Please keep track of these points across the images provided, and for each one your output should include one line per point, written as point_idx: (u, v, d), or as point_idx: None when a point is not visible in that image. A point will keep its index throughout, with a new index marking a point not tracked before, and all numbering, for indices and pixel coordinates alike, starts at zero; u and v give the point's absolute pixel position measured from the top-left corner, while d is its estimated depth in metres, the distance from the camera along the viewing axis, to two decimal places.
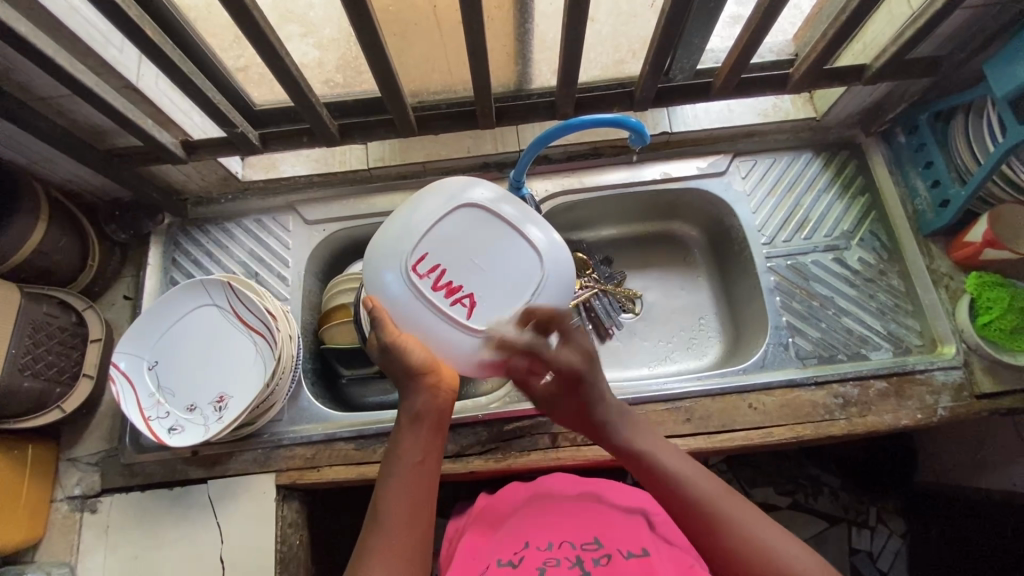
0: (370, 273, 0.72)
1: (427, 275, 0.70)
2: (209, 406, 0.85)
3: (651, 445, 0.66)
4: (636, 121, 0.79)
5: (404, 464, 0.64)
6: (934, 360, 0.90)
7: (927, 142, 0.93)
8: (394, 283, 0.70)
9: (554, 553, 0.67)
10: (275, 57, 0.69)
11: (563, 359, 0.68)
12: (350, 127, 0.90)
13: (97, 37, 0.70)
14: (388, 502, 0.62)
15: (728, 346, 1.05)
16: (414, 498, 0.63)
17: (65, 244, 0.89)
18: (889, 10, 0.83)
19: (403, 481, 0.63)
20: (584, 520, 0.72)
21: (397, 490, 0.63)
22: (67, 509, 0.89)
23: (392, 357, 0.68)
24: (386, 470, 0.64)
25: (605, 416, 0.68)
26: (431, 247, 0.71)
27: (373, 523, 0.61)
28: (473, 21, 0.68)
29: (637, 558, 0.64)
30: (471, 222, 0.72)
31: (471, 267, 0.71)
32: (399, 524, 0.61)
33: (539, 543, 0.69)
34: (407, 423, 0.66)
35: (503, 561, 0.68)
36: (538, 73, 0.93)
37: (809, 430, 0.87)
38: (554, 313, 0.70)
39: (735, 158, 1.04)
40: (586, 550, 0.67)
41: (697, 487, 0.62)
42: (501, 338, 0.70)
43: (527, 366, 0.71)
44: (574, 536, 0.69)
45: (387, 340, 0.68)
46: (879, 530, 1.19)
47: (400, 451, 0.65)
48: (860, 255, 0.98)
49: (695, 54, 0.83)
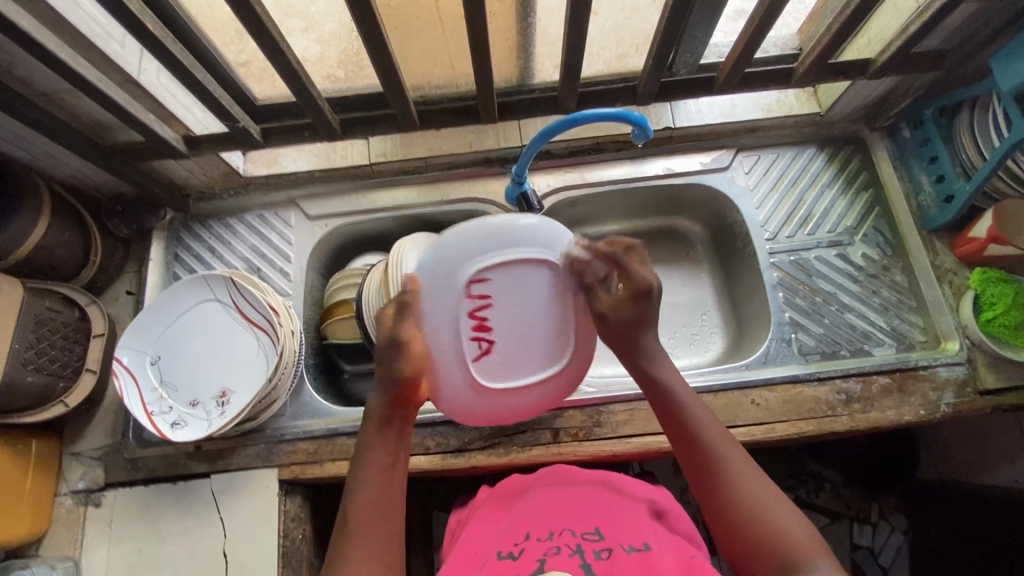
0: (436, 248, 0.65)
1: (473, 302, 0.65)
2: (211, 401, 0.85)
3: (684, 393, 0.67)
4: (639, 116, 0.82)
5: (372, 469, 0.63)
6: (937, 356, 0.89)
7: (932, 137, 0.92)
8: (445, 284, 0.64)
9: (554, 542, 0.66)
10: (277, 52, 0.69)
11: (642, 275, 0.66)
12: (352, 122, 0.90)
13: (98, 31, 0.70)
14: (359, 506, 0.61)
15: (730, 342, 1.05)
16: (383, 501, 0.62)
17: (67, 240, 0.89)
18: (893, 4, 0.82)
19: (373, 485, 0.62)
20: (586, 511, 0.71)
21: (367, 494, 0.61)
22: (71, 503, 0.89)
23: (386, 360, 0.63)
24: (354, 476, 0.63)
25: (647, 346, 0.68)
26: (492, 277, 0.66)
27: (346, 527, 0.61)
28: (475, 15, 0.68)
29: (638, 551, 0.63)
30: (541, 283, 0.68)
31: (513, 318, 0.68)
32: (370, 525, 0.60)
33: (539, 535, 0.68)
34: (376, 428, 0.64)
35: (503, 552, 0.67)
36: (540, 68, 0.92)
37: (812, 426, 0.87)
38: (615, 249, 0.66)
39: (738, 153, 1.03)
40: (586, 540, 0.66)
41: (710, 437, 0.64)
42: (591, 240, 0.68)
43: (602, 274, 0.68)
44: (576, 527, 0.68)
45: (398, 338, 0.62)
46: (880, 526, 1.20)
47: (370, 454, 0.63)
48: (863, 251, 0.98)
49: (699, 49, 0.83)
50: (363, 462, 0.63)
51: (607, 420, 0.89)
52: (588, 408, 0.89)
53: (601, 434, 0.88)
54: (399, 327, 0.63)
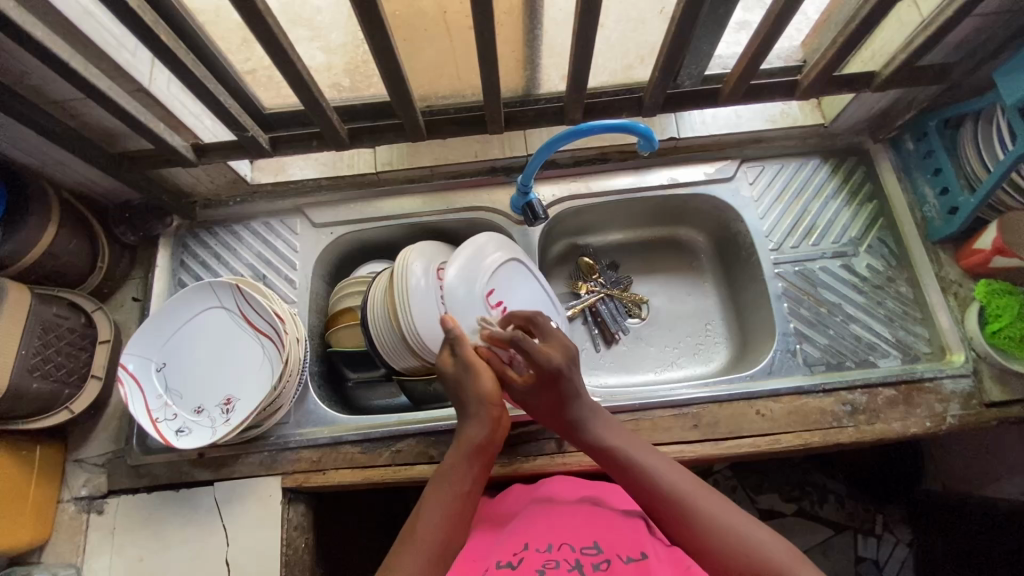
0: (448, 290, 0.87)
1: (488, 305, 0.89)
2: (216, 408, 0.85)
3: (630, 450, 0.69)
4: (645, 127, 0.82)
5: (455, 487, 0.67)
6: (943, 368, 0.89)
7: (935, 149, 0.93)
8: (468, 303, 0.87)
9: (552, 556, 0.66)
10: (286, 61, 0.70)
11: (539, 356, 0.70)
12: (359, 131, 0.91)
13: (111, 41, 0.71)
14: (440, 518, 0.64)
15: (734, 352, 1.05)
16: (461, 518, 0.66)
17: (75, 246, 0.89)
18: (899, 18, 0.83)
19: (457, 499, 0.66)
20: (584, 524, 0.71)
21: (445, 508, 0.65)
22: (73, 510, 0.89)
23: (467, 377, 0.73)
24: (443, 490, 0.67)
25: (581, 415, 0.72)
26: (495, 284, 0.91)
27: (421, 529, 0.63)
28: (484, 27, 0.68)
29: (636, 563, 0.64)
30: (515, 274, 0.95)
31: (515, 307, 0.93)
32: (443, 534, 0.64)
33: (538, 545, 0.68)
34: (466, 452, 0.70)
35: (502, 562, 0.66)
36: (546, 79, 0.94)
37: (816, 437, 0.87)
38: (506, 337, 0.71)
39: (741, 164, 1.04)
40: (585, 555, 0.66)
41: (675, 487, 0.65)
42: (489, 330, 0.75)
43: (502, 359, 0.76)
44: (575, 541, 0.68)
45: (468, 360, 0.73)
46: (885, 539, 1.18)
47: (458, 471, 0.69)
48: (868, 262, 0.98)
49: (703, 61, 0.84)
50: (451, 477, 0.68)
51: None
52: None
53: None
54: (463, 351, 0.74)
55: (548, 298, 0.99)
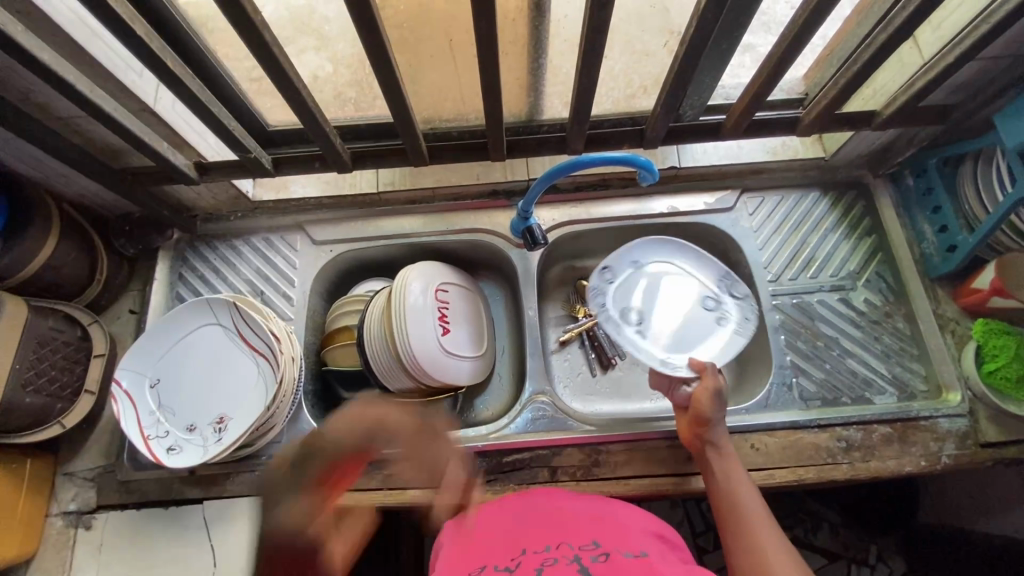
0: (708, 351, 0.88)
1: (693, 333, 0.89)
2: (209, 427, 0.85)
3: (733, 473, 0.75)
4: (645, 160, 0.82)
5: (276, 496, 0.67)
6: (939, 407, 0.89)
7: (935, 186, 0.94)
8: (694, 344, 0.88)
9: (550, 554, 0.62)
10: (291, 86, 0.70)
11: (713, 381, 0.80)
12: (361, 154, 0.91)
13: (118, 62, 0.71)
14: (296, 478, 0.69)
15: (730, 382, 1.04)
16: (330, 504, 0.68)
17: (74, 258, 0.90)
18: (900, 60, 0.84)
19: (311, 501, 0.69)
20: (582, 526, 0.68)
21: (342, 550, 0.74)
22: (61, 525, 0.88)
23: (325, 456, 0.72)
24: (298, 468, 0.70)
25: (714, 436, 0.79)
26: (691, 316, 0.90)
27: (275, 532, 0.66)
28: (488, 61, 0.69)
29: (637, 559, 0.61)
30: (683, 289, 0.92)
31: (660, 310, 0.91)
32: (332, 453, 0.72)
33: (535, 548, 0.64)
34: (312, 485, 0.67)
35: (500, 565, 0.62)
36: (550, 107, 0.92)
37: (811, 473, 0.86)
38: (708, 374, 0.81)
39: (742, 194, 1.04)
40: (583, 549, 0.62)
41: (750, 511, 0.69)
42: (701, 364, 0.81)
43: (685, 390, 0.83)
44: (573, 540, 0.65)
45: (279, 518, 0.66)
46: (878, 569, 1.17)
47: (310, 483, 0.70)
48: (867, 297, 0.98)
49: (707, 92, 0.83)
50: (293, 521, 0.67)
51: (606, 460, 0.88)
52: (588, 447, 0.89)
53: (599, 474, 0.88)
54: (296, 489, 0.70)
55: (671, 281, 0.93)
